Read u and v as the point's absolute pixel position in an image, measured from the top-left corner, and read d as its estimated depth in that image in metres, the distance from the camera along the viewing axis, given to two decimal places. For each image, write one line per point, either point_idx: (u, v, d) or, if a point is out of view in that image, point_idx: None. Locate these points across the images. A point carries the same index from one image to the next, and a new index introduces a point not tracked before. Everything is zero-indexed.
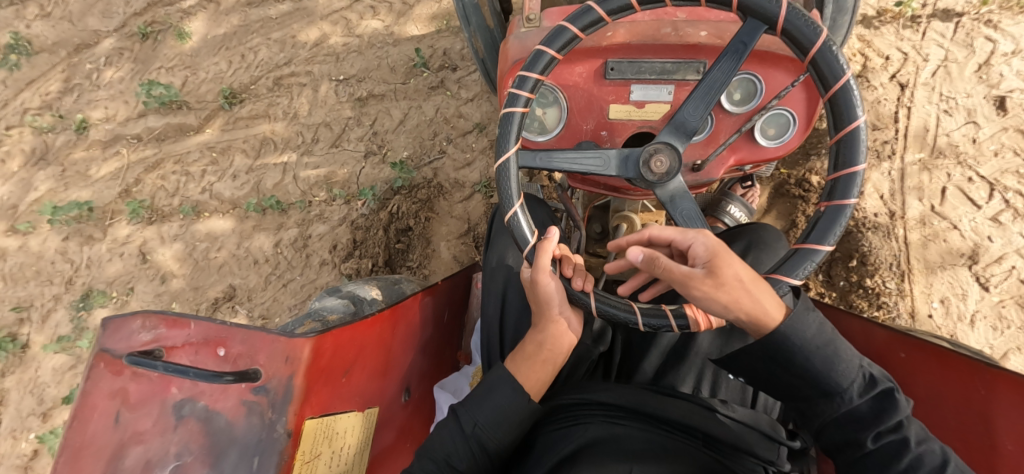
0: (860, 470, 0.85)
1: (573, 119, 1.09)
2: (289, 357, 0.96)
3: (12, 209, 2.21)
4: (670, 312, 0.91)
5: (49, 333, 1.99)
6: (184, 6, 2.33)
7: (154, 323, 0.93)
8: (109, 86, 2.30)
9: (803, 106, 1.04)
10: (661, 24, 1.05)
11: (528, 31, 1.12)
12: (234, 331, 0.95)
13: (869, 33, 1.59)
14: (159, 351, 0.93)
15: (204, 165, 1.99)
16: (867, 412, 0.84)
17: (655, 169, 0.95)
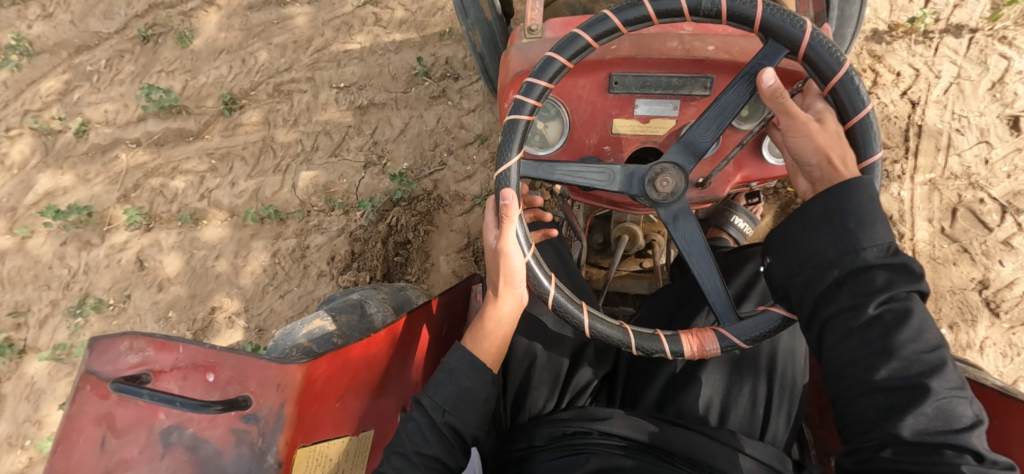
0: (846, 336, 0.75)
1: (576, 133, 1.07)
2: (282, 385, 0.94)
3: (10, 211, 2.19)
4: (664, 336, 0.90)
5: (46, 339, 1.98)
6: (185, 8, 2.31)
7: (142, 345, 0.88)
8: (109, 89, 2.28)
9: None
10: (666, 37, 0.98)
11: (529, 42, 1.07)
12: (225, 356, 0.91)
13: (880, 48, 1.56)
14: (146, 375, 0.88)
15: (203, 172, 1.98)
16: (883, 284, 0.73)
17: (659, 188, 0.92)
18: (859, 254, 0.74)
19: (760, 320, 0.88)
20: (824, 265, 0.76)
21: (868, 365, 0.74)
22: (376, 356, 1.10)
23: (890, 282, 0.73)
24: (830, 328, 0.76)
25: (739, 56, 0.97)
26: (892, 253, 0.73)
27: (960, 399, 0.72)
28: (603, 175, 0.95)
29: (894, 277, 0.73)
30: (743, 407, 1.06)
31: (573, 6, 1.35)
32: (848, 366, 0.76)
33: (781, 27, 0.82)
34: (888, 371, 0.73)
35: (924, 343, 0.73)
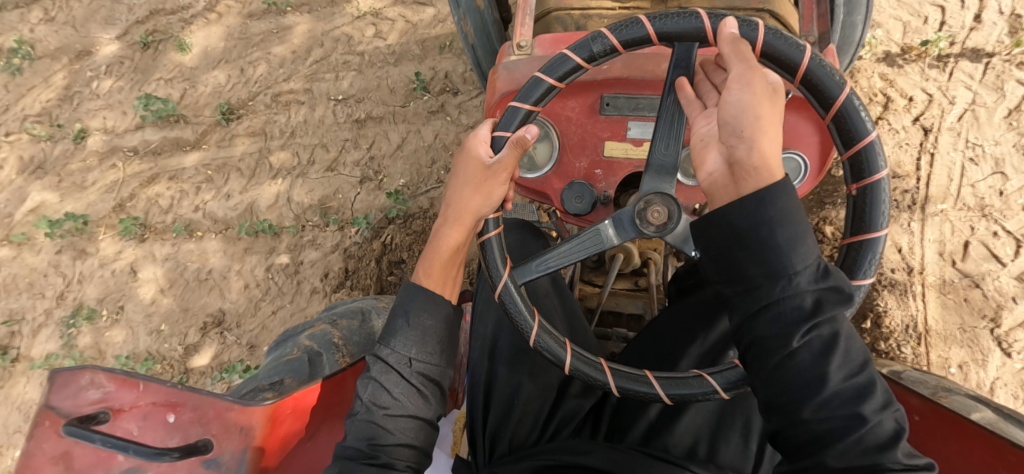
0: (777, 364, 0.65)
1: (565, 157, 1.02)
2: (244, 429, 0.92)
3: (8, 217, 2.18)
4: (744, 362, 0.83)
5: (38, 349, 1.96)
6: (186, 15, 2.31)
7: (102, 381, 0.89)
8: (108, 95, 2.27)
9: (816, 152, 0.94)
10: (660, 58, 0.94)
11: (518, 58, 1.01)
12: (187, 396, 0.92)
13: (892, 71, 1.51)
14: (104, 415, 0.88)
15: (199, 183, 1.96)
16: (812, 307, 0.64)
17: (650, 221, 0.85)
18: (785, 277, 0.64)
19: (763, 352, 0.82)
20: (756, 283, 0.66)
21: (802, 397, 0.64)
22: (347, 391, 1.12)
23: (818, 307, 0.64)
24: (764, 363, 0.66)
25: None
26: (822, 273, 0.65)
27: (886, 420, 0.64)
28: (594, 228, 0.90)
29: (824, 300, 0.64)
30: (734, 442, 1.00)
31: (567, 22, 1.25)
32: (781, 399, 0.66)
33: (823, 81, 0.78)
34: (819, 404, 0.63)
35: (853, 364, 0.65)
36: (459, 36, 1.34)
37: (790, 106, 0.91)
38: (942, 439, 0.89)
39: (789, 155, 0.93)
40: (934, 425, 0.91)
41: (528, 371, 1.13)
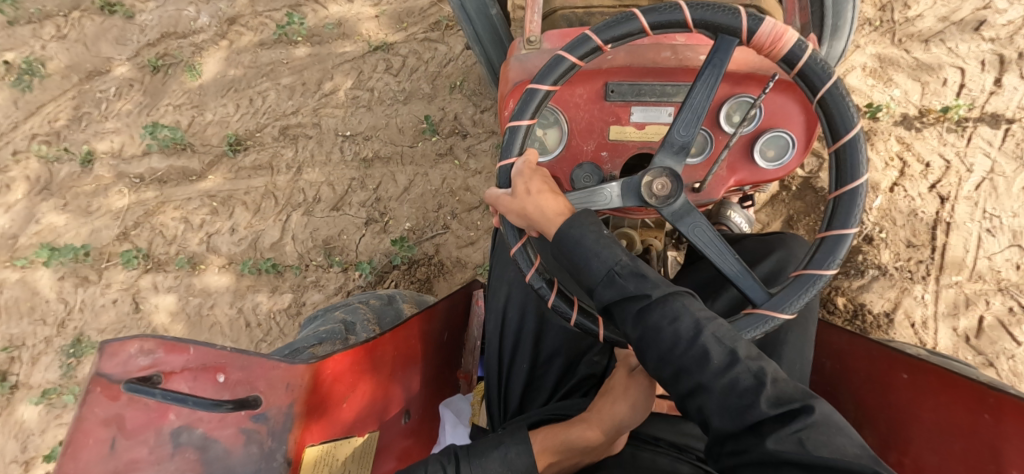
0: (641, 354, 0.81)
1: (574, 140, 1.04)
2: (290, 385, 0.98)
3: (13, 239, 2.19)
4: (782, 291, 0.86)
5: (36, 377, 1.95)
6: (197, 40, 2.29)
7: (151, 347, 0.88)
8: (116, 118, 2.26)
9: (802, 129, 1.01)
10: (660, 47, 0.99)
11: (526, 53, 1.06)
12: (234, 357, 0.93)
13: (910, 135, 1.48)
14: (157, 377, 0.88)
15: (204, 215, 1.95)
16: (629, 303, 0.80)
17: (652, 191, 0.87)
18: (596, 293, 0.83)
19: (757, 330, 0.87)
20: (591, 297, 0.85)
21: (665, 373, 0.79)
22: (381, 360, 1.17)
23: (626, 303, 0.80)
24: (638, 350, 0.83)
25: (730, 66, 0.99)
26: (613, 278, 0.81)
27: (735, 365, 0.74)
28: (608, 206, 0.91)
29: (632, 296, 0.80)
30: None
31: (572, 19, 1.30)
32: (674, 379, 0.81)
33: (786, 50, 0.84)
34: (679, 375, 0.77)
35: (685, 334, 0.77)
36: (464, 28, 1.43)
37: (778, 89, 1.00)
38: (928, 396, 1.02)
39: (777, 132, 1.00)
40: (922, 384, 1.03)
41: None
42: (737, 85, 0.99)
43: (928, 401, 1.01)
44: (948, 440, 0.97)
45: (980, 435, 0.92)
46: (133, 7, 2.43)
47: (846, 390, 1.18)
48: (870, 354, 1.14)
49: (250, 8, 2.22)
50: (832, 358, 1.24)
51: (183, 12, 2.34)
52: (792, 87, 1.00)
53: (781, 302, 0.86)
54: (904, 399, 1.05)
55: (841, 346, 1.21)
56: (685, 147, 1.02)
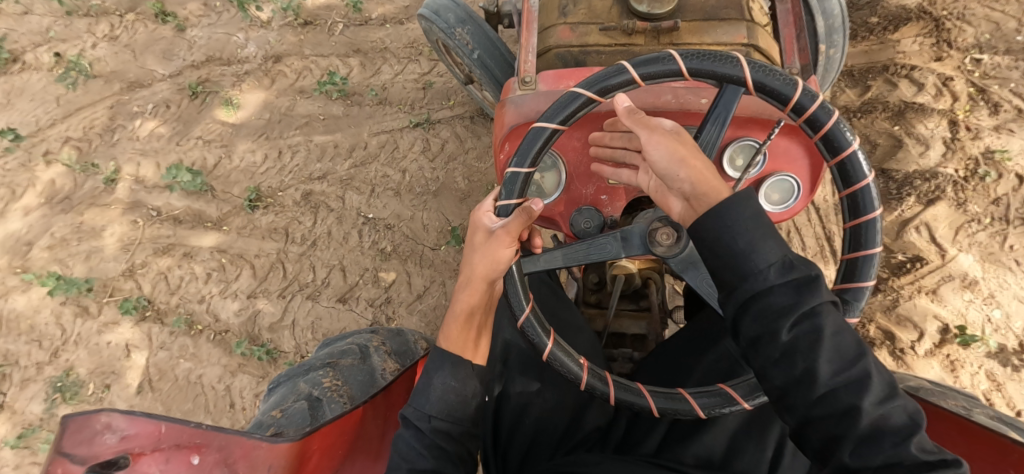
0: (776, 349, 0.72)
1: (573, 184, 1.07)
2: (272, 466, 0.89)
3: (28, 245, 2.16)
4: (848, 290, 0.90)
5: (21, 404, 1.91)
6: (239, 70, 2.18)
7: (121, 424, 0.84)
8: (145, 139, 2.18)
9: (806, 172, 1.06)
10: (661, 90, 1.00)
11: (523, 94, 1.07)
12: (213, 435, 0.88)
13: (1003, 372, 1.49)
14: (124, 460, 0.82)
15: (211, 269, 1.87)
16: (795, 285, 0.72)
17: (659, 242, 0.95)
18: (761, 274, 0.73)
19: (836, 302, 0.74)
20: (734, 271, 0.75)
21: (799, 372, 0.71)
22: (371, 425, 1.10)
23: (795, 286, 0.72)
24: (750, 317, 0.73)
25: (733, 111, 1.01)
26: (790, 267, 0.73)
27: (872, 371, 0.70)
28: (695, 271, 0.97)
29: (799, 291, 0.72)
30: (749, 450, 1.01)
31: (566, 58, 1.26)
32: (795, 391, 0.72)
33: (777, 89, 0.86)
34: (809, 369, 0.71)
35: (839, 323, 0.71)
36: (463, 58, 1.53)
37: (782, 134, 1.03)
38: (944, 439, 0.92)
39: (783, 176, 1.04)
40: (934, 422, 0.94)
41: (538, 377, 1.16)
42: (741, 130, 1.02)
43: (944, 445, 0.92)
44: None
45: None
46: (186, 21, 2.35)
47: None
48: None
49: (298, 49, 2.11)
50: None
51: (232, 39, 2.24)
52: (796, 132, 1.03)
53: None
54: None
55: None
56: None
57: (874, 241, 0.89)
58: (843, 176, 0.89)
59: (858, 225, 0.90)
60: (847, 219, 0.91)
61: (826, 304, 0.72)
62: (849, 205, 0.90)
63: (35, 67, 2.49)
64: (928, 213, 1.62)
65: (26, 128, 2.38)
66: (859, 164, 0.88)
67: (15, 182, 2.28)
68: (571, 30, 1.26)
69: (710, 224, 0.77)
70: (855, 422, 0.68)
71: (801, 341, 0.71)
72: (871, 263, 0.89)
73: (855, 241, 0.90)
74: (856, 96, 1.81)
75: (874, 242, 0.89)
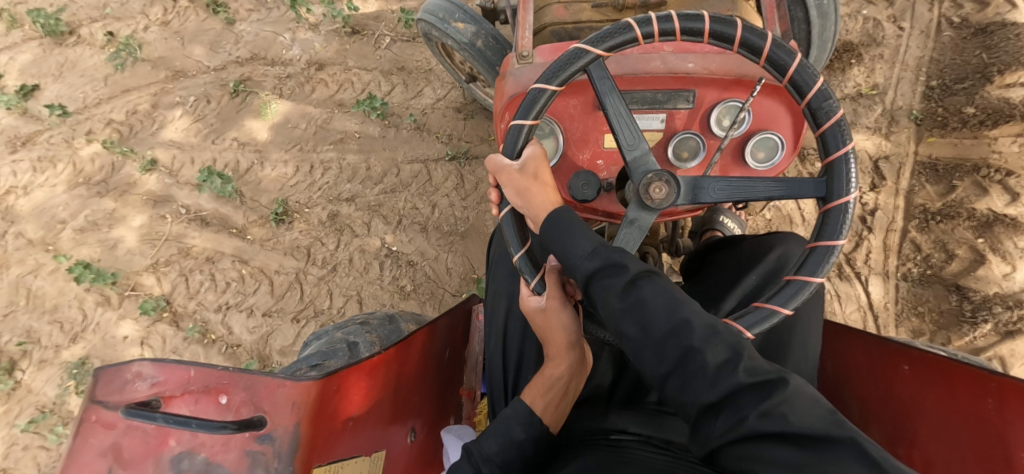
0: (628, 326, 0.94)
1: (570, 151, 1.23)
2: (296, 403, 1.01)
3: (62, 224, 2.19)
4: (836, 209, 0.99)
5: (37, 384, 1.94)
6: (282, 73, 2.13)
7: (150, 371, 0.94)
8: (183, 131, 2.16)
9: (789, 131, 1.18)
10: (651, 58, 1.16)
11: (521, 67, 1.27)
12: (236, 379, 0.99)
13: None
14: (156, 401, 0.94)
15: (231, 278, 1.84)
16: (620, 271, 0.98)
17: (652, 195, 1.05)
18: (589, 268, 1.00)
19: (671, 286, 0.97)
20: (578, 271, 1.02)
21: (647, 344, 0.92)
22: (383, 382, 1.22)
23: (620, 276, 0.97)
24: (600, 299, 0.98)
25: (719, 72, 1.15)
26: (604, 251, 1.01)
27: (716, 340, 0.87)
28: (703, 196, 1.06)
29: (618, 272, 0.98)
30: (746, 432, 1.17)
31: (561, 34, 1.48)
32: (647, 356, 0.93)
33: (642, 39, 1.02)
34: (649, 332, 0.92)
35: (661, 300, 0.93)
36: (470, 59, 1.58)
37: (763, 94, 1.15)
38: (930, 386, 1.09)
39: (769, 134, 1.16)
40: (924, 374, 1.10)
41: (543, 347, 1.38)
42: (726, 91, 1.15)
43: (929, 388, 1.09)
44: (956, 428, 1.04)
45: (984, 420, 1.00)
46: (237, 14, 2.32)
47: (848, 385, 1.26)
48: (869, 351, 1.22)
49: (341, 58, 2.05)
50: (832, 357, 1.32)
51: (278, 39, 2.19)
52: (777, 91, 1.15)
53: (805, 279, 0.98)
54: (908, 394, 1.13)
55: (839, 346, 1.30)
56: (677, 150, 1.17)
57: (843, 143, 0.99)
58: (796, 90, 1.01)
59: (824, 133, 1.00)
60: (813, 127, 1.01)
61: (646, 277, 0.97)
62: (822, 142, 1.01)
63: (89, 43, 2.50)
64: (1006, 346, 1.63)
65: (73, 105, 2.40)
66: (807, 71, 0.99)
67: (57, 156, 2.30)
68: (566, 8, 1.46)
69: (547, 237, 1.08)
70: (701, 367, 0.86)
71: (636, 307, 0.94)
72: (846, 171, 0.99)
73: (825, 152, 1.01)
74: (937, 195, 1.76)
75: (842, 138, 0.98)
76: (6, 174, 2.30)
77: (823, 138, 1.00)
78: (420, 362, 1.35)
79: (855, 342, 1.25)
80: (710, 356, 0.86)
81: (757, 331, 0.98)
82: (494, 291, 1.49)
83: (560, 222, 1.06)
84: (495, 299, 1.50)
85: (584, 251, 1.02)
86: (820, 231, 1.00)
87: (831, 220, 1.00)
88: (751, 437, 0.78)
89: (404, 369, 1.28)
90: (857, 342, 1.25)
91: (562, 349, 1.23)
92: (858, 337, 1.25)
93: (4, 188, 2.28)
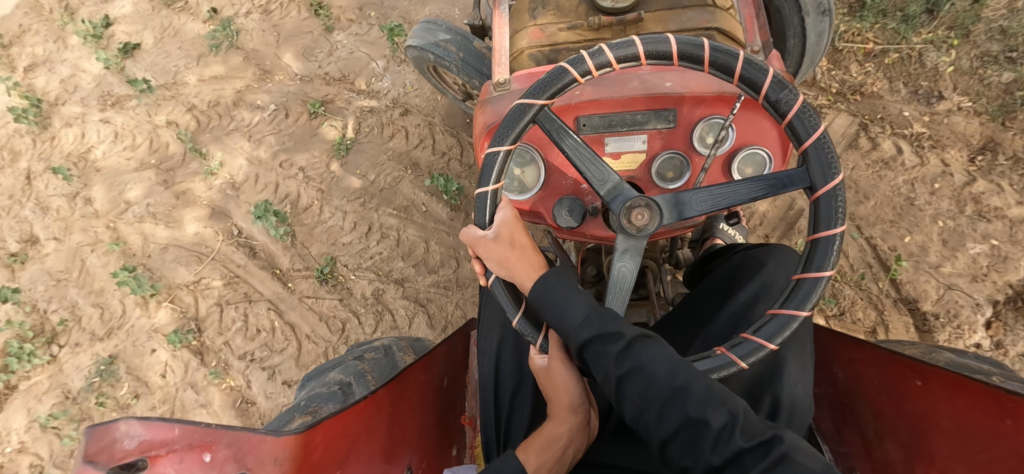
0: (621, 392, 0.86)
1: (553, 177, 1.17)
2: (280, 460, 0.91)
3: (125, 204, 2.15)
4: (829, 206, 0.89)
5: (68, 368, 1.95)
6: (366, 104, 1.96)
7: (139, 429, 0.81)
8: (253, 135, 2.03)
9: (775, 144, 1.11)
10: (627, 78, 1.10)
11: (498, 95, 1.22)
12: (221, 433, 0.88)
13: None
14: (142, 462, 0.80)
15: (264, 326, 1.74)
16: (609, 336, 0.89)
17: (634, 222, 0.96)
18: (574, 334, 0.90)
19: (662, 343, 0.90)
20: (564, 335, 0.93)
21: (643, 407, 0.84)
22: (375, 420, 1.13)
23: (607, 339, 0.88)
24: (591, 361, 0.89)
25: (696, 88, 1.09)
26: (595, 316, 0.90)
27: (713, 402, 0.81)
28: (689, 207, 0.97)
29: (605, 333, 0.89)
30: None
31: (538, 57, 1.37)
32: (645, 419, 0.85)
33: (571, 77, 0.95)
34: (642, 396, 0.84)
35: (652, 358, 0.86)
36: (455, 71, 1.58)
37: (745, 108, 1.09)
38: (946, 402, 0.96)
39: (755, 150, 1.10)
40: (939, 389, 0.97)
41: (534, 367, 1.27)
42: (705, 107, 1.10)
43: (945, 406, 0.96)
44: (973, 446, 0.92)
45: (1002, 440, 0.88)
46: (337, 23, 2.16)
47: (860, 399, 1.13)
48: (880, 360, 1.08)
49: (429, 111, 1.91)
50: (844, 366, 1.19)
51: (371, 64, 2.04)
52: (758, 104, 1.09)
53: (805, 294, 0.89)
54: (924, 410, 1.00)
55: (848, 354, 1.17)
56: (661, 172, 1.13)
57: (814, 128, 0.89)
58: (750, 86, 0.92)
59: (794, 128, 0.90)
60: (780, 120, 0.92)
61: (642, 339, 0.88)
62: (792, 134, 0.91)
63: (193, 14, 2.43)
64: None
65: (162, 78, 2.33)
66: (755, 66, 0.91)
67: (137, 127, 2.25)
68: (540, 30, 1.36)
69: (535, 305, 0.95)
70: (705, 429, 0.79)
71: (632, 372, 0.85)
72: (827, 164, 0.90)
73: (798, 140, 0.91)
74: None
75: (811, 128, 0.89)
76: (90, 132, 2.29)
77: (794, 131, 0.91)
78: (417, 394, 1.27)
79: (862, 351, 1.12)
80: (709, 418, 0.80)
81: (755, 360, 0.89)
82: (485, 318, 1.33)
83: (543, 286, 0.95)
84: (489, 324, 1.32)
85: (571, 312, 0.92)
86: (817, 226, 0.91)
87: (823, 214, 0.90)
88: None
89: (397, 404, 1.20)
90: (863, 351, 1.11)
91: (565, 411, 1.09)
92: (864, 346, 1.11)
93: (85, 146, 2.28)
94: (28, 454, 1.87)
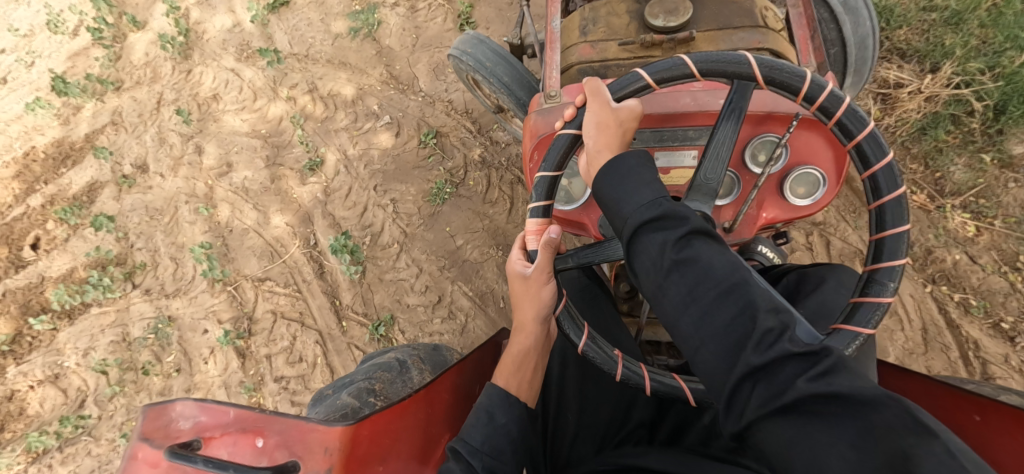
0: (663, 280, 0.68)
1: None
2: (329, 450, 0.77)
3: (225, 166, 2.10)
4: (892, 235, 0.74)
5: (130, 313, 1.94)
6: (482, 157, 1.84)
7: (194, 410, 0.76)
8: (360, 140, 1.91)
9: (831, 164, 0.96)
10: (679, 94, 0.97)
11: (547, 108, 1.05)
12: (274, 417, 0.78)
13: None
14: (196, 443, 0.74)
15: (308, 352, 1.68)
16: (671, 224, 0.70)
17: None
18: (630, 216, 0.72)
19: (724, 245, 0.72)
20: (613, 219, 0.75)
21: (688, 300, 0.67)
22: (414, 421, 0.92)
23: (671, 226, 0.70)
24: (637, 253, 0.71)
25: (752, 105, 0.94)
26: (660, 203, 0.71)
27: (775, 311, 0.64)
28: None
29: (671, 218, 0.70)
30: None
31: (588, 73, 1.18)
32: (683, 314, 0.68)
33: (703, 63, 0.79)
34: (688, 286, 0.67)
35: (716, 252, 0.68)
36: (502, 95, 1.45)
37: (801, 126, 0.94)
38: (1005, 437, 0.79)
39: (805, 171, 0.95)
40: (998, 424, 0.80)
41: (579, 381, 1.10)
42: (761, 126, 0.94)
43: (1004, 446, 0.79)
44: None
45: None
46: None
47: None
48: (931, 392, 0.91)
49: None
50: None
51: None
52: (818, 124, 0.93)
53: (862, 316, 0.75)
54: (980, 449, 0.82)
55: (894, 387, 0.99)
56: None
57: (885, 151, 0.75)
58: (822, 112, 0.78)
59: (861, 149, 0.76)
60: (846, 144, 0.78)
61: (709, 236, 0.70)
62: (859, 159, 0.77)
63: None
64: None
65: (298, 47, 2.26)
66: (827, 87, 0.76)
67: (260, 90, 2.20)
68: (591, 45, 1.18)
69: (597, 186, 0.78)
70: (750, 329, 0.63)
71: (687, 263, 0.67)
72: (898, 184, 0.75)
73: (863, 165, 0.77)
74: None
75: (883, 152, 0.75)
76: (219, 79, 2.26)
77: (864, 155, 0.76)
78: (455, 402, 1.04)
79: (910, 382, 0.95)
80: (761, 320, 0.63)
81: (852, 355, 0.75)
82: None
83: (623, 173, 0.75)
84: None
85: (638, 192, 0.73)
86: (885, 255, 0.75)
87: (886, 243, 0.75)
88: (796, 414, 0.58)
89: (435, 406, 0.98)
90: (915, 383, 0.94)
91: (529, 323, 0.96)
92: (913, 376, 0.94)
93: (213, 91, 2.25)
94: (78, 378, 1.86)
